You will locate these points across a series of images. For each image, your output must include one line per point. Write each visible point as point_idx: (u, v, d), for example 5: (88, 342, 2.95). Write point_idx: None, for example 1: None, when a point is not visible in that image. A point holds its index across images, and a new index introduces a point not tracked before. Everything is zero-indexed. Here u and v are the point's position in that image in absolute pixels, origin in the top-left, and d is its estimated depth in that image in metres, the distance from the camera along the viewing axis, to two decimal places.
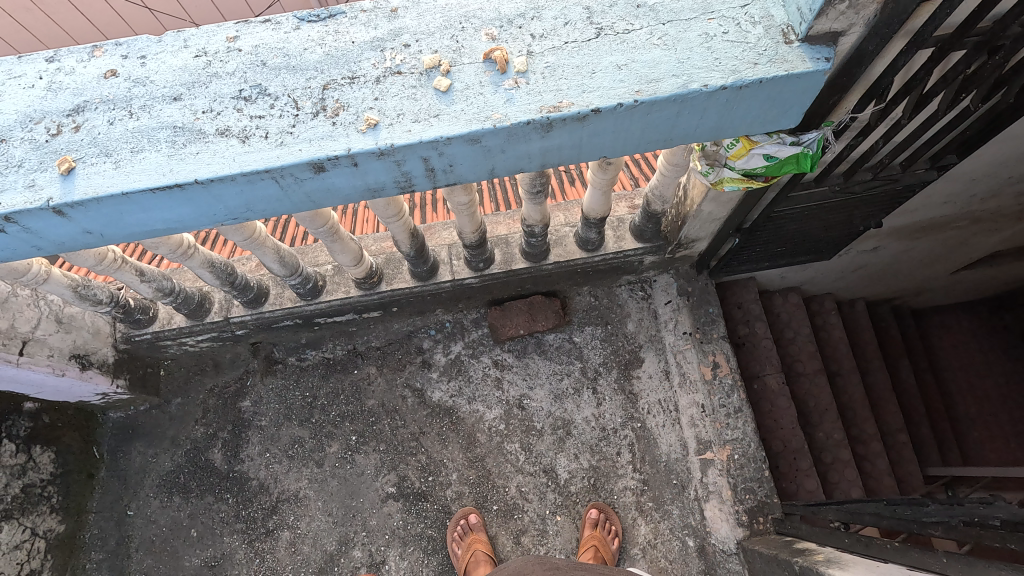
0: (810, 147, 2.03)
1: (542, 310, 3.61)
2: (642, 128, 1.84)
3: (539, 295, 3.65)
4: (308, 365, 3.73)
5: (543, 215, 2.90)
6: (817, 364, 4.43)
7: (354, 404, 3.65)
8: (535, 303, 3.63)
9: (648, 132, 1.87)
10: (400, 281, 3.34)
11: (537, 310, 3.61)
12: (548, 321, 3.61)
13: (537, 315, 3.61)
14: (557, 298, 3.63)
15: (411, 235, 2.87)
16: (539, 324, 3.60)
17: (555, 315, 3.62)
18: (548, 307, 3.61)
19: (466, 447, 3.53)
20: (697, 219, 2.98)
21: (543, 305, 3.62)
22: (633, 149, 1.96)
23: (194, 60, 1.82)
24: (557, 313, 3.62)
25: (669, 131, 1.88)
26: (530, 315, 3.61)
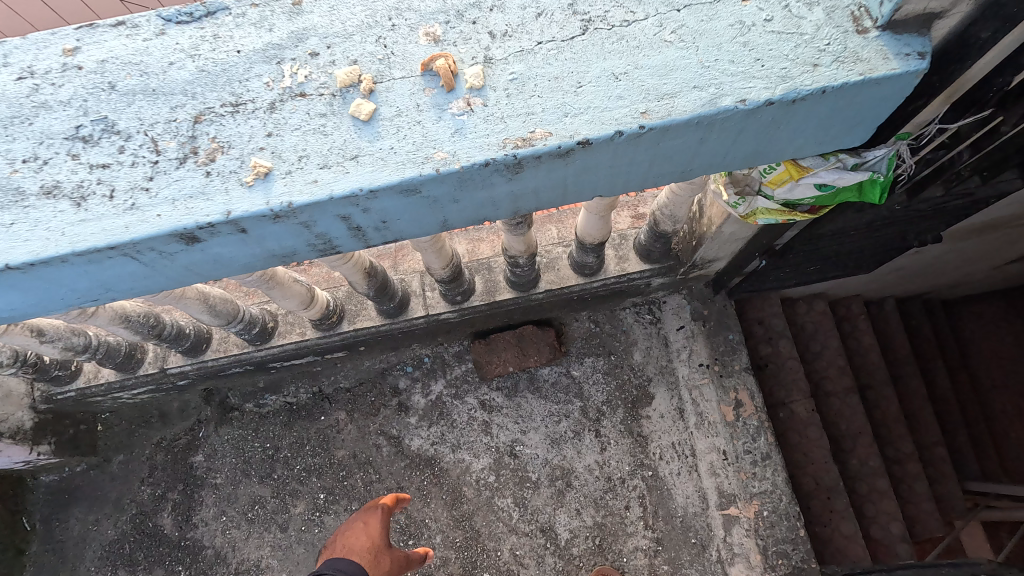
0: (879, 171, 1.50)
1: (533, 342, 3.12)
2: (652, 160, 1.32)
3: (529, 325, 3.15)
4: (268, 413, 3.27)
5: (529, 244, 2.38)
6: (849, 381, 3.92)
7: (321, 456, 3.19)
8: (525, 334, 3.13)
9: (660, 163, 1.34)
10: (364, 318, 2.85)
11: (527, 343, 3.11)
12: (541, 356, 3.11)
13: (527, 349, 3.11)
14: (551, 328, 3.13)
15: (369, 275, 2.36)
16: (530, 359, 3.11)
17: (549, 348, 3.11)
18: (540, 339, 3.11)
19: (451, 504, 3.06)
20: (717, 240, 2.45)
21: (534, 336, 3.12)
22: (639, 186, 1.44)
23: (14, 85, 1.29)
24: (551, 345, 3.12)
25: (689, 161, 1.35)
26: (519, 350, 3.11)
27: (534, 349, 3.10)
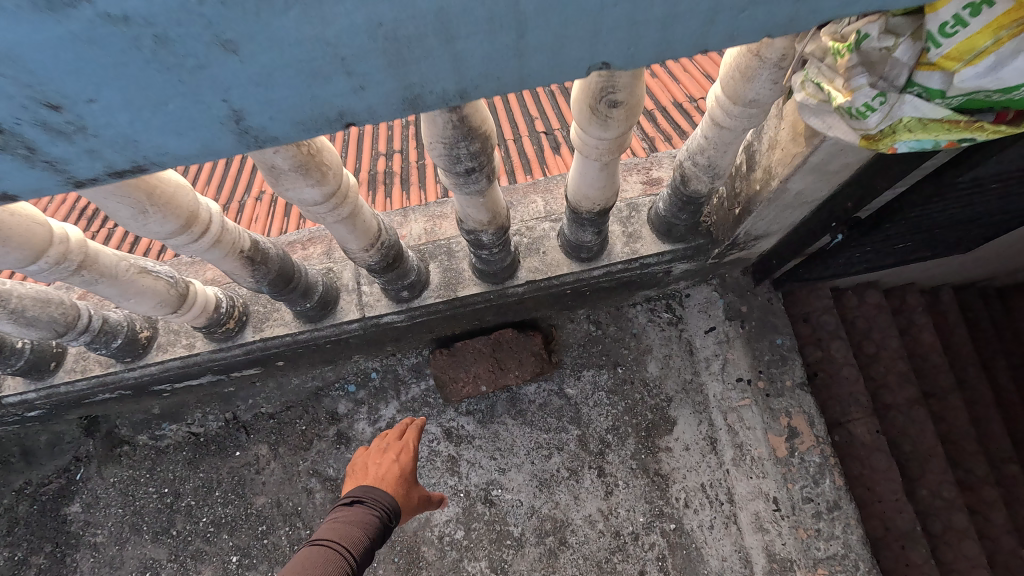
0: None
1: (512, 352, 2.32)
2: None
3: (507, 329, 2.36)
4: (167, 448, 2.50)
5: (498, 214, 1.58)
6: (914, 392, 3.13)
7: (236, 505, 2.43)
8: (501, 341, 2.34)
9: None
10: (277, 324, 2.07)
11: (504, 354, 2.32)
12: (522, 370, 2.31)
13: (504, 362, 2.32)
14: (536, 333, 2.34)
15: (250, 264, 1.56)
16: (507, 376, 2.31)
17: (533, 360, 2.32)
18: (520, 348, 2.32)
19: (405, 570, 2.29)
20: (775, 205, 1.66)
21: (514, 344, 2.33)
22: (560, 71, 0.86)
23: None
24: (536, 356, 2.32)
25: None
26: (493, 362, 2.32)
27: (513, 362, 2.30)
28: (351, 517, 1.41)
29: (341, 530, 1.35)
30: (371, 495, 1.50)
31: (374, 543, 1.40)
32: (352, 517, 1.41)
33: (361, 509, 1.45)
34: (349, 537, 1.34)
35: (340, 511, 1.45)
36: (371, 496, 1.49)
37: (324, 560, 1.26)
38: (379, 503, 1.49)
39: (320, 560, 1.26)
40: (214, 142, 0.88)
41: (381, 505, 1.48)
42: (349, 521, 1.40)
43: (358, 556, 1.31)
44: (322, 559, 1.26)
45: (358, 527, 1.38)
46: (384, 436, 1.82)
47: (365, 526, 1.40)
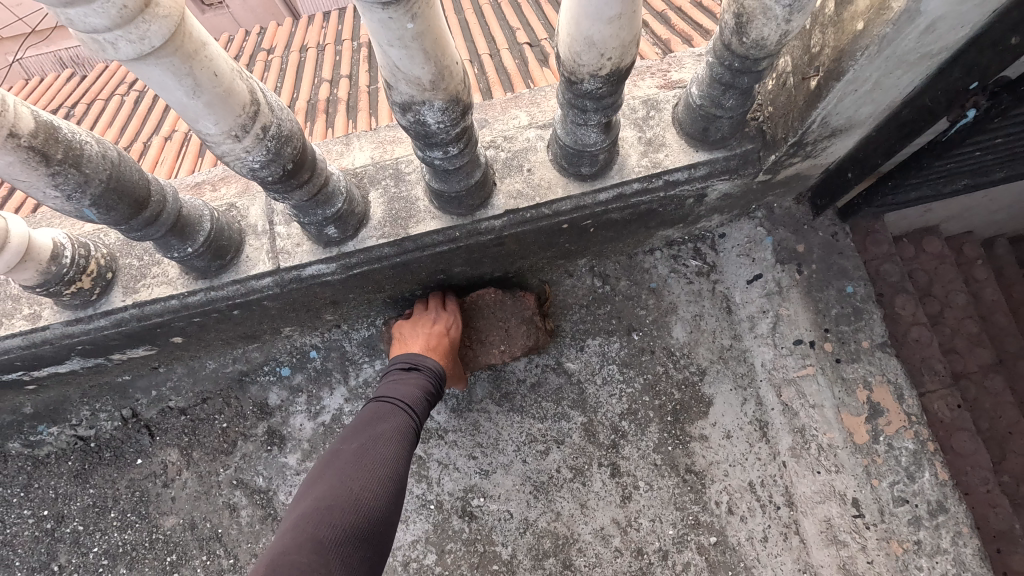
0: None
1: (495, 320, 1.73)
2: None
3: (492, 288, 1.75)
4: (45, 457, 1.90)
5: (445, 72, 0.97)
6: (987, 358, 2.55)
7: (135, 529, 1.84)
8: (481, 304, 1.74)
9: None
10: (159, 282, 1.47)
11: (483, 322, 1.72)
12: (505, 349, 1.72)
13: (482, 337, 1.72)
14: (529, 295, 1.73)
15: (40, 162, 0.94)
16: (484, 355, 1.72)
17: (523, 332, 1.71)
18: (506, 315, 1.71)
19: None
20: (883, 54, 1.06)
21: (498, 307, 1.74)
22: None
23: None
24: (527, 326, 1.72)
25: None
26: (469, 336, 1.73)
27: (497, 335, 1.71)
28: (406, 375, 1.46)
29: (398, 390, 1.41)
30: (424, 360, 1.52)
31: (431, 397, 1.46)
32: (408, 375, 1.46)
33: (416, 368, 1.49)
34: (406, 395, 1.40)
35: (396, 371, 1.50)
36: (425, 360, 1.51)
37: (387, 414, 1.32)
38: (434, 364, 1.51)
39: (384, 412, 1.33)
40: None
41: (434, 366, 1.51)
42: (403, 382, 1.44)
43: (417, 409, 1.39)
44: (383, 413, 1.32)
45: (415, 383, 1.44)
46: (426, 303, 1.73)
47: (420, 382, 1.45)
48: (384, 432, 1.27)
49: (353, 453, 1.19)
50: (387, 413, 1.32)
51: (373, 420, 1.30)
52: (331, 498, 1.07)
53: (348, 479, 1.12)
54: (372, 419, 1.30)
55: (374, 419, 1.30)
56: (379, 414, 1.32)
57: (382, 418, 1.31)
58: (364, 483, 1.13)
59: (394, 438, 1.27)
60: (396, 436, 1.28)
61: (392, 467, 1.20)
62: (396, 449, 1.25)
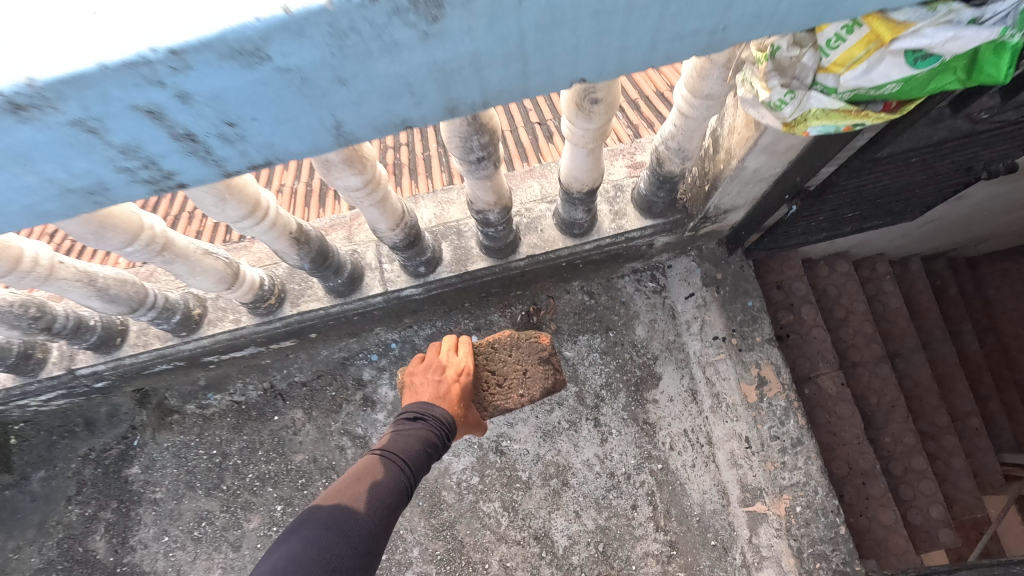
0: (1010, 34, 0.94)
1: (517, 358, 2.10)
2: (643, 15, 0.81)
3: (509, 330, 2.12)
4: (213, 414, 2.80)
5: (500, 194, 1.87)
6: (879, 351, 3.42)
7: (276, 462, 2.75)
8: (501, 346, 2.12)
9: (653, 24, 0.83)
10: (311, 299, 2.36)
11: (505, 362, 2.09)
12: (529, 388, 2.07)
13: (506, 377, 2.09)
14: (544, 336, 2.10)
15: (296, 244, 1.87)
16: (511, 394, 2.07)
17: (542, 369, 2.08)
18: (526, 354, 2.07)
19: (429, 512, 2.61)
20: (736, 180, 1.94)
21: (517, 347, 2.11)
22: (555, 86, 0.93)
23: None
24: (545, 363, 2.09)
25: (700, 22, 0.85)
26: (495, 376, 2.09)
27: (519, 374, 2.07)
28: (418, 432, 1.71)
29: (403, 442, 1.66)
30: (433, 412, 1.77)
31: (440, 457, 1.71)
32: (420, 432, 1.71)
33: (430, 426, 1.75)
34: (400, 449, 1.61)
35: (412, 423, 1.77)
36: (435, 412, 1.77)
37: (390, 467, 1.56)
38: (443, 424, 1.76)
39: (375, 468, 1.54)
40: (312, 144, 0.91)
41: (438, 434, 1.72)
42: (400, 436, 1.67)
43: (417, 475, 1.60)
44: (387, 466, 1.56)
45: (422, 443, 1.67)
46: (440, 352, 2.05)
47: (429, 442, 1.69)
48: (379, 485, 1.50)
49: (345, 501, 1.42)
50: (374, 468, 1.53)
51: (372, 471, 1.53)
52: (316, 533, 1.32)
53: (335, 521, 1.36)
54: (373, 469, 1.54)
55: (374, 470, 1.54)
56: (368, 468, 1.53)
57: (369, 473, 1.52)
58: (346, 528, 1.37)
59: (389, 492, 1.50)
60: (390, 491, 1.51)
61: (378, 517, 1.44)
62: (387, 504, 1.48)
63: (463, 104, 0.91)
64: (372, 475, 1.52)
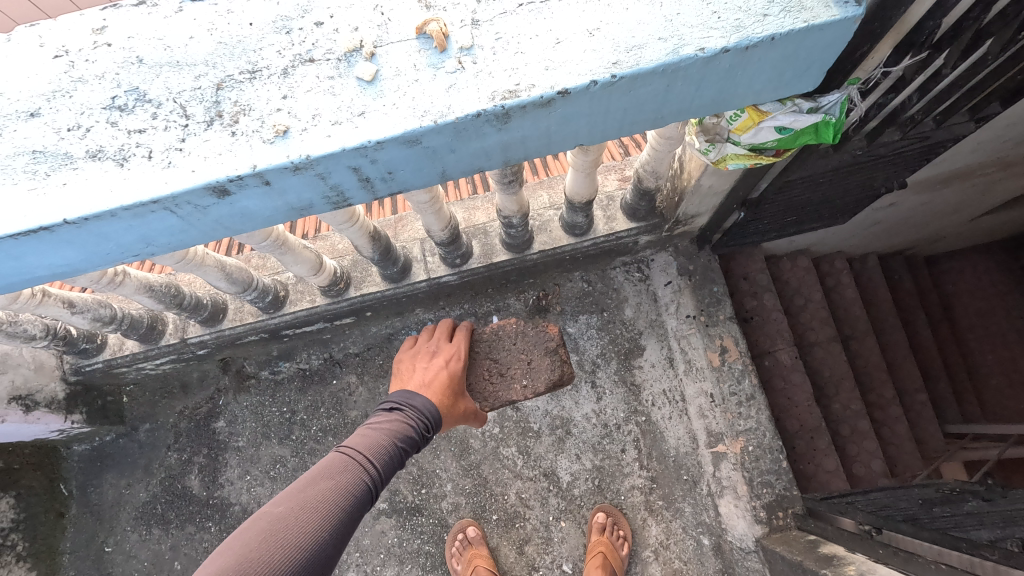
0: (831, 113, 1.64)
1: (525, 348, 2.36)
2: (613, 116, 1.49)
3: (517, 320, 2.38)
4: (283, 379, 3.46)
5: (521, 204, 2.54)
6: (831, 332, 4.08)
7: (336, 417, 3.41)
8: (507, 335, 2.37)
9: (619, 120, 1.52)
10: (370, 284, 3.01)
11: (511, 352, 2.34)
12: (534, 377, 2.33)
13: (512, 365, 2.34)
14: (552, 328, 2.39)
15: (372, 240, 2.54)
16: (514, 382, 2.32)
17: (548, 359, 2.34)
18: (535, 345, 2.34)
19: (460, 455, 3.27)
20: (697, 193, 2.60)
21: (524, 337, 2.38)
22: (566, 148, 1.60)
23: (52, 63, 1.41)
24: (552, 353, 2.35)
25: (645, 118, 1.53)
26: (500, 364, 2.34)
27: (523, 362, 2.33)
28: (384, 425, 1.80)
29: (370, 436, 1.74)
30: (414, 399, 1.93)
31: (410, 450, 1.81)
32: (387, 426, 1.80)
33: (399, 416, 1.85)
34: (365, 447, 1.69)
35: (376, 416, 1.85)
36: (415, 399, 1.93)
37: (352, 466, 1.64)
38: (421, 412, 1.90)
39: (339, 466, 1.62)
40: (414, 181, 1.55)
41: (413, 422, 1.86)
42: (372, 431, 1.77)
43: (382, 470, 1.68)
44: (348, 464, 1.63)
45: (388, 440, 1.74)
46: (439, 340, 2.31)
47: (396, 437, 1.77)
48: (343, 485, 1.57)
49: (302, 502, 1.49)
50: (337, 468, 1.61)
51: (336, 470, 1.60)
52: (271, 538, 1.38)
53: (292, 524, 1.43)
54: (336, 467, 1.61)
55: (336, 468, 1.61)
56: (331, 466, 1.61)
57: (332, 471, 1.60)
58: (307, 531, 1.44)
59: (353, 492, 1.58)
60: (355, 491, 1.59)
61: (343, 516, 1.52)
62: (351, 503, 1.56)
63: (514, 155, 1.57)
64: (335, 474, 1.59)
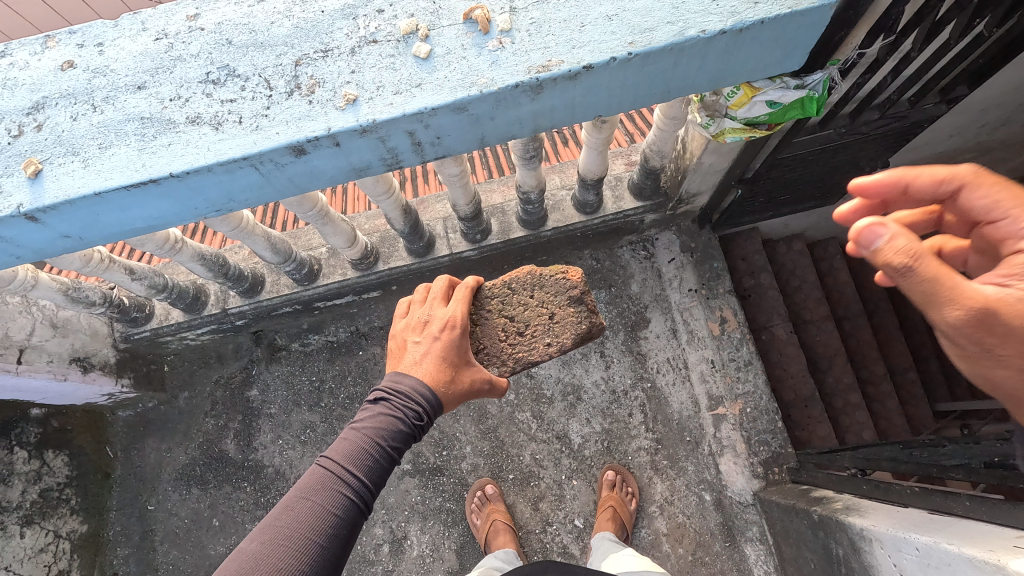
0: (816, 89, 1.90)
1: (544, 301, 1.98)
2: (628, 90, 1.76)
3: (531, 268, 1.99)
4: (312, 351, 3.67)
5: (539, 180, 2.80)
6: (825, 310, 4.32)
7: (361, 385, 3.62)
8: (521, 287, 1.99)
9: (632, 94, 1.78)
10: (397, 258, 3.25)
11: (528, 306, 1.97)
12: (559, 333, 1.95)
13: (530, 323, 1.97)
14: (575, 273, 1.97)
15: (405, 213, 2.80)
16: (536, 341, 1.96)
17: (574, 310, 1.97)
18: (554, 296, 1.96)
19: (478, 419, 3.52)
20: (698, 171, 2.86)
21: (542, 288, 1.99)
22: (587, 118, 1.87)
23: (154, 44, 1.67)
24: (577, 304, 1.97)
25: (654, 92, 1.79)
26: (517, 322, 1.98)
27: (544, 318, 1.95)
28: (367, 424, 1.56)
29: (349, 441, 1.53)
30: (401, 384, 1.65)
31: (402, 446, 1.58)
32: (369, 425, 1.55)
33: (384, 409, 1.59)
34: (344, 455, 1.50)
35: (360, 412, 1.61)
36: (403, 384, 1.65)
37: (332, 482, 1.46)
38: (410, 402, 1.63)
39: (317, 482, 1.45)
40: (457, 146, 1.84)
41: (401, 414, 1.59)
42: (352, 433, 1.54)
43: (368, 481, 1.49)
44: (327, 481, 1.45)
45: (372, 444, 1.52)
46: (432, 305, 1.86)
47: (382, 437, 1.54)
48: (322, 508, 1.42)
49: (277, 535, 1.37)
50: (315, 482, 1.45)
51: (313, 489, 1.44)
52: None
53: (265, 565, 1.32)
54: (313, 486, 1.45)
55: (313, 488, 1.44)
56: (308, 482, 1.45)
57: (309, 487, 1.45)
58: (283, 571, 1.33)
59: (336, 513, 1.43)
60: (338, 511, 1.44)
61: (327, 543, 1.39)
62: (335, 527, 1.41)
63: (542, 124, 1.84)
64: (311, 491, 1.44)
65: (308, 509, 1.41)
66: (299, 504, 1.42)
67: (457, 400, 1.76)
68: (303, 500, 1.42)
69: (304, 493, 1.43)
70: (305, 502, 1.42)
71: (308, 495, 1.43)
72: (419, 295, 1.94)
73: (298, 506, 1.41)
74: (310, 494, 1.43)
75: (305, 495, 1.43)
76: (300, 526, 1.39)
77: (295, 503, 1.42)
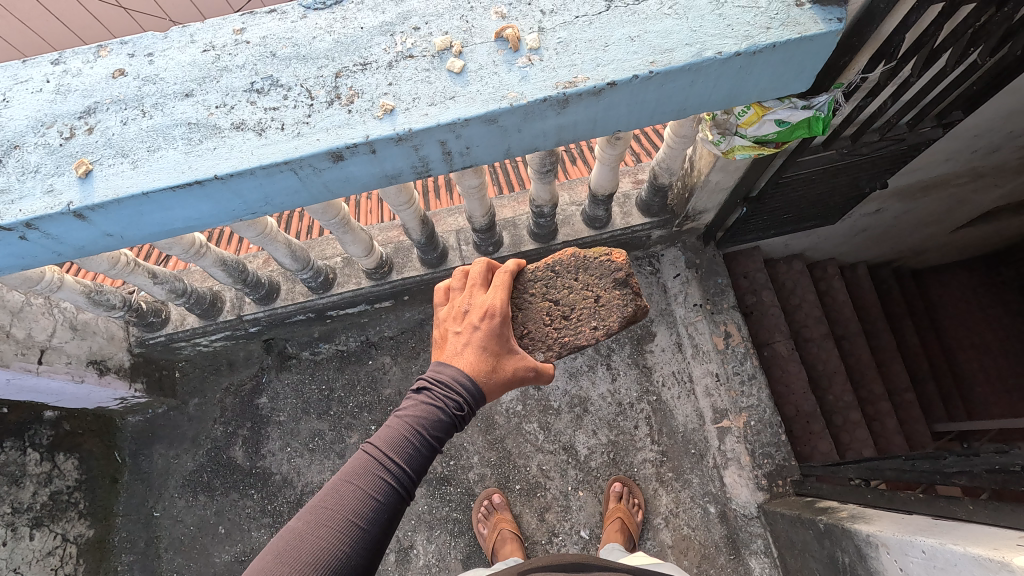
0: (822, 110, 2.03)
1: (588, 284, 2.06)
2: (646, 108, 1.86)
3: (575, 251, 2.08)
4: (322, 359, 3.71)
5: (553, 194, 2.90)
6: (824, 328, 4.41)
7: (371, 394, 3.65)
8: (566, 270, 2.08)
9: (651, 110, 1.89)
10: (411, 269, 3.32)
11: (574, 289, 2.05)
12: (605, 316, 2.03)
13: (575, 307, 2.04)
14: (618, 255, 2.05)
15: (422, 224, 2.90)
16: (582, 325, 2.03)
17: (619, 293, 2.05)
18: (598, 279, 2.04)
19: (486, 430, 3.56)
20: (705, 188, 2.98)
21: (586, 271, 2.07)
22: (608, 133, 1.97)
23: (202, 55, 1.78)
24: (622, 286, 2.05)
25: (672, 108, 1.90)
26: (562, 306, 2.05)
27: (590, 300, 2.03)
28: (409, 413, 1.63)
29: (389, 430, 1.59)
30: (441, 374, 1.72)
31: (442, 435, 1.64)
32: (410, 414, 1.62)
33: (425, 399, 1.66)
34: (384, 442, 1.57)
35: (404, 401, 1.68)
36: (443, 374, 1.72)
37: (374, 467, 1.53)
38: (450, 392, 1.69)
39: (357, 467, 1.52)
40: (484, 156, 1.95)
41: (441, 405, 1.66)
42: (392, 424, 1.61)
43: (408, 468, 1.55)
44: (371, 466, 1.53)
45: (412, 432, 1.59)
46: (472, 293, 1.93)
47: (422, 426, 1.61)
48: (364, 492, 1.49)
49: (322, 516, 1.45)
50: (356, 467, 1.52)
51: (357, 473, 1.51)
52: (290, 558, 1.38)
53: (309, 543, 1.41)
54: (357, 470, 1.52)
55: (356, 472, 1.51)
56: (351, 466, 1.52)
57: (349, 472, 1.52)
58: (326, 550, 1.41)
59: (376, 497, 1.50)
60: (379, 495, 1.50)
61: (367, 526, 1.46)
62: (374, 510, 1.48)
63: (565, 137, 1.94)
64: (354, 475, 1.51)
65: (349, 493, 1.48)
66: (342, 487, 1.49)
67: (500, 389, 1.82)
68: (344, 484, 1.50)
69: (346, 477, 1.50)
70: (347, 485, 1.50)
71: (350, 479, 1.50)
72: (457, 282, 2.00)
73: (339, 489, 1.49)
74: (349, 481, 1.50)
75: (346, 478, 1.50)
76: (341, 508, 1.46)
77: (337, 485, 1.50)
